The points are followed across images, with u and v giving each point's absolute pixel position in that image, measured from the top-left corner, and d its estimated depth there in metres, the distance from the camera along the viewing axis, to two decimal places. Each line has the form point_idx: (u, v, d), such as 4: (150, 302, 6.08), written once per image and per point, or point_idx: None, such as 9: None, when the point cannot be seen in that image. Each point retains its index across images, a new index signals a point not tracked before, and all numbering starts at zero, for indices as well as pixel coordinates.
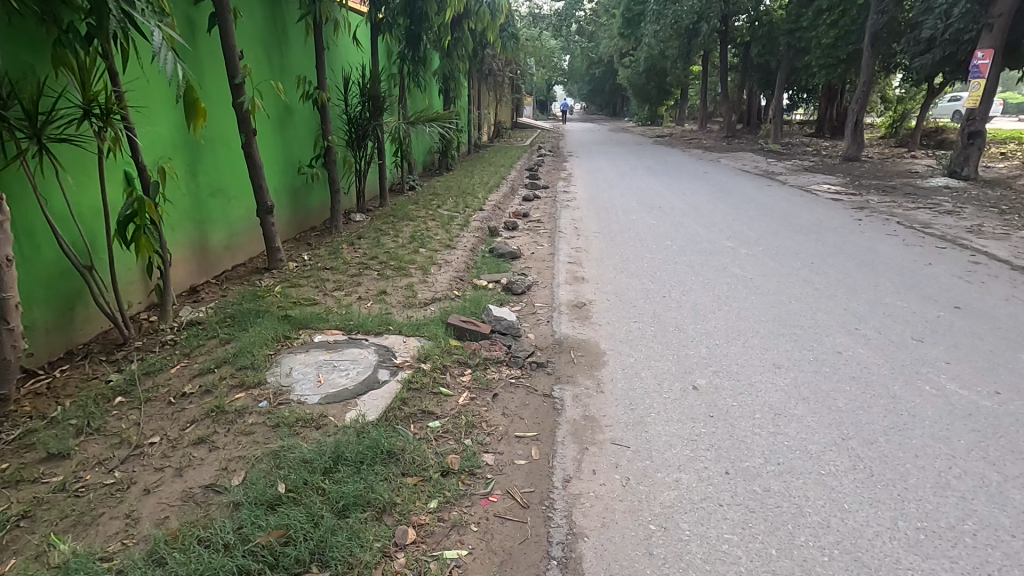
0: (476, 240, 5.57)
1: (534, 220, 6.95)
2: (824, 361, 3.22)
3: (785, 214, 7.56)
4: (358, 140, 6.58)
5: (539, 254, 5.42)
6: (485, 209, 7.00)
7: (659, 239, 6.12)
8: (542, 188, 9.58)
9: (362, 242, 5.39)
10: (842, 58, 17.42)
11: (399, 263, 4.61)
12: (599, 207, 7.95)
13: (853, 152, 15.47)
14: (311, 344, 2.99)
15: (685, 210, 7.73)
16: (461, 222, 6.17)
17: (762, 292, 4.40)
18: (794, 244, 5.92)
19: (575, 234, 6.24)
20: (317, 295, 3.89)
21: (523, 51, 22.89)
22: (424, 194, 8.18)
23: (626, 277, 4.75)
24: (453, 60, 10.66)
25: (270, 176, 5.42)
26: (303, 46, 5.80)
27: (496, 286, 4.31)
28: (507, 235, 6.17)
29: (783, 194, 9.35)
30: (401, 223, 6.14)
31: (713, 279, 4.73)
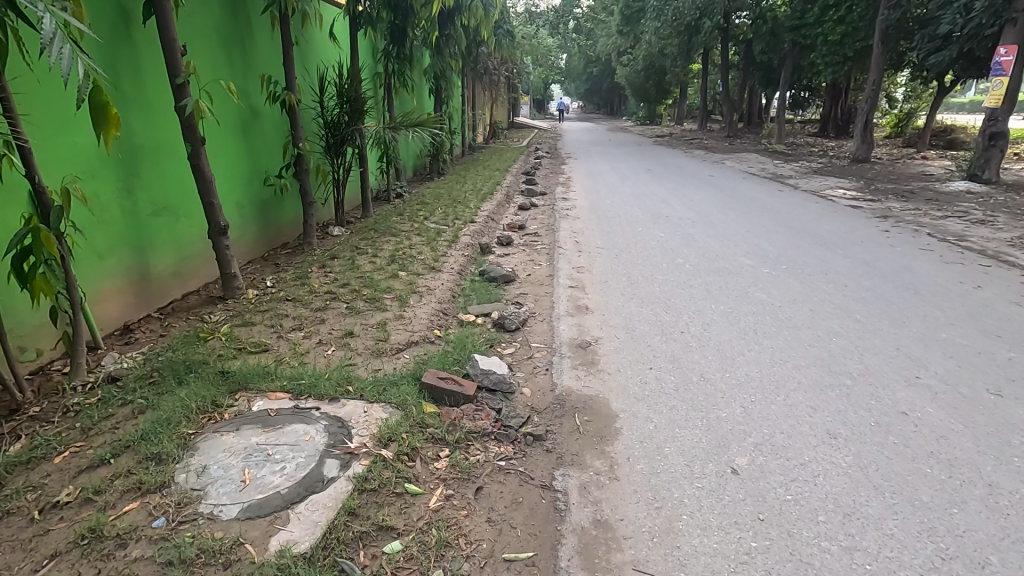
0: (465, 260, 4.94)
1: (531, 234, 6.32)
2: (889, 428, 2.59)
3: (804, 224, 6.94)
4: (336, 145, 5.94)
5: (535, 276, 4.79)
6: (477, 221, 6.38)
7: (670, 256, 5.49)
8: (539, 195, 8.96)
9: (335, 264, 4.75)
10: (849, 55, 16.83)
11: (374, 292, 3.97)
12: (601, 217, 7.33)
13: (862, 154, 14.87)
14: (245, 418, 2.33)
15: (695, 221, 7.11)
16: (449, 238, 5.54)
17: (795, 325, 3.78)
18: (820, 262, 5.30)
19: (575, 250, 5.62)
20: (270, 337, 3.25)
21: (519, 50, 22.29)
22: (412, 203, 7.53)
23: (636, 306, 4.13)
24: (444, 58, 10.04)
25: (233, 188, 4.78)
26: (269, 41, 5.17)
27: (486, 321, 3.68)
28: (500, 251, 5.55)
29: (797, 200, 8.74)
30: (382, 239, 5.50)
31: (737, 308, 4.10)
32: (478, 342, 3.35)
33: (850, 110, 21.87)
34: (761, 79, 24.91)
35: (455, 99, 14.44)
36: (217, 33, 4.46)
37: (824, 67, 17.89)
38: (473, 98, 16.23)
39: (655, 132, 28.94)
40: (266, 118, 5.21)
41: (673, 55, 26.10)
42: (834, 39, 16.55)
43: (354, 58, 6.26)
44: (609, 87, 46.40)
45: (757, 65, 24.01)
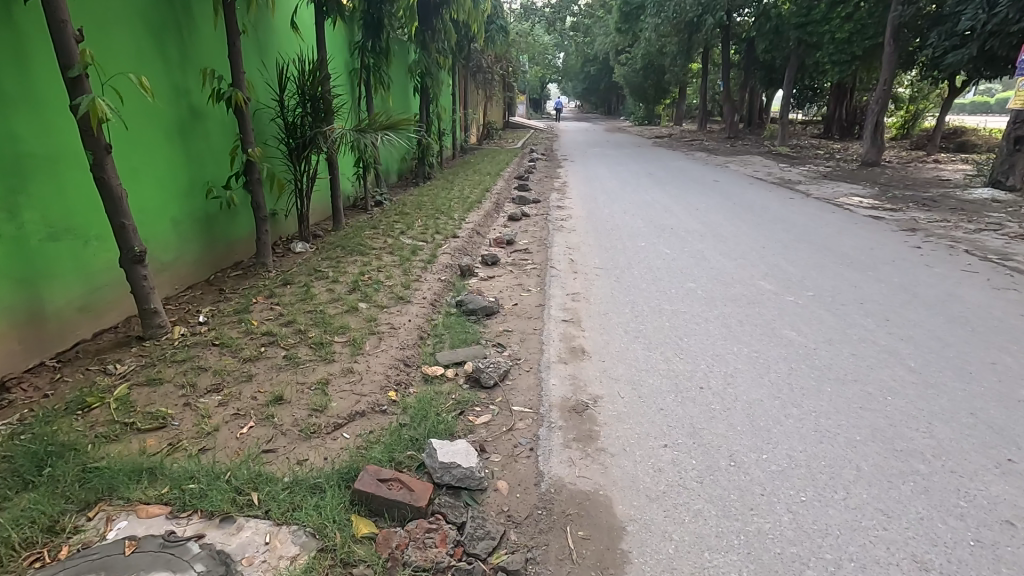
0: (440, 286, 4.23)
1: (520, 250, 5.62)
2: (998, 552, 1.89)
3: (824, 240, 6.24)
4: (297, 150, 5.23)
5: (523, 306, 4.09)
6: (460, 235, 5.67)
7: (678, 279, 4.79)
8: (532, 203, 8.26)
9: (287, 292, 4.04)
10: (857, 54, 16.17)
11: (324, 334, 3.26)
12: (600, 230, 6.63)
13: (872, 157, 14.21)
14: (86, 559, 1.63)
15: (702, 234, 6.44)
16: (425, 258, 4.82)
17: (840, 379, 3.07)
18: (852, 287, 4.60)
19: (570, 272, 4.92)
20: (174, 403, 2.52)
21: (514, 47, 21.59)
22: (389, 213, 6.79)
23: (642, 350, 3.42)
24: (431, 54, 9.33)
25: (165, 202, 4.06)
26: (214, 32, 4.47)
27: (458, 374, 2.97)
28: (484, 273, 4.84)
29: (813, 209, 8.06)
30: (348, 258, 4.77)
31: (764, 353, 3.39)
32: (445, 407, 2.64)
33: (855, 111, 21.23)
34: (763, 79, 24.27)
35: (445, 97, 13.74)
36: (143, 19, 3.76)
37: (831, 66, 17.22)
38: (465, 97, 15.52)
39: (653, 133, 28.29)
40: (211, 119, 4.50)
41: (674, 54, 25.44)
42: (842, 37, 15.88)
43: (320, 51, 5.58)
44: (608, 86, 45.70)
45: (759, 64, 23.39)
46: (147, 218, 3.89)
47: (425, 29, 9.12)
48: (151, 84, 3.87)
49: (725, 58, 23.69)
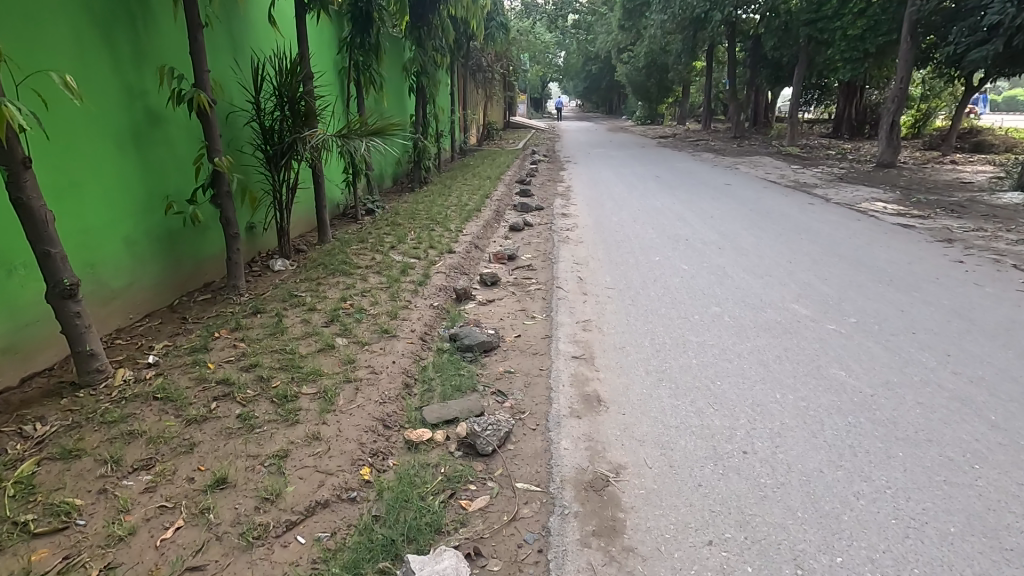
0: (432, 315, 3.71)
1: (523, 267, 5.11)
2: None
3: (854, 252, 5.72)
4: (274, 157, 4.71)
5: (527, 339, 3.57)
6: (456, 251, 5.15)
7: (701, 303, 4.27)
8: (535, 210, 7.74)
9: (255, 323, 3.52)
10: (870, 51, 15.63)
11: (291, 383, 2.74)
12: (608, 242, 6.12)
13: (887, 158, 13.68)
14: None
15: (720, 246, 5.92)
16: (416, 279, 4.31)
17: (912, 441, 2.53)
18: (898, 312, 4.08)
19: (579, 294, 4.40)
20: (87, 488, 1.99)
21: (515, 45, 21.07)
22: (379, 224, 6.28)
23: (667, 398, 2.90)
24: (427, 51, 8.80)
25: (115, 220, 3.53)
26: (175, 26, 3.95)
27: (449, 437, 2.44)
28: (483, 295, 4.33)
29: (835, 216, 7.55)
30: (330, 281, 4.25)
31: (814, 402, 2.86)
32: (431, 487, 2.12)
33: (865, 110, 20.69)
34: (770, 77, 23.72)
35: (443, 97, 13.21)
36: (85, 9, 3.24)
37: (843, 64, 16.66)
38: (464, 96, 14.99)
39: (656, 132, 27.83)
40: (173, 125, 3.98)
41: (678, 51, 24.88)
42: (856, 33, 15.33)
43: (300, 48, 5.06)
44: (609, 85, 45.14)
45: (766, 62, 22.83)
46: (94, 240, 3.37)
47: (420, 25, 8.58)
48: (97, 85, 3.35)
49: (731, 56, 23.13)
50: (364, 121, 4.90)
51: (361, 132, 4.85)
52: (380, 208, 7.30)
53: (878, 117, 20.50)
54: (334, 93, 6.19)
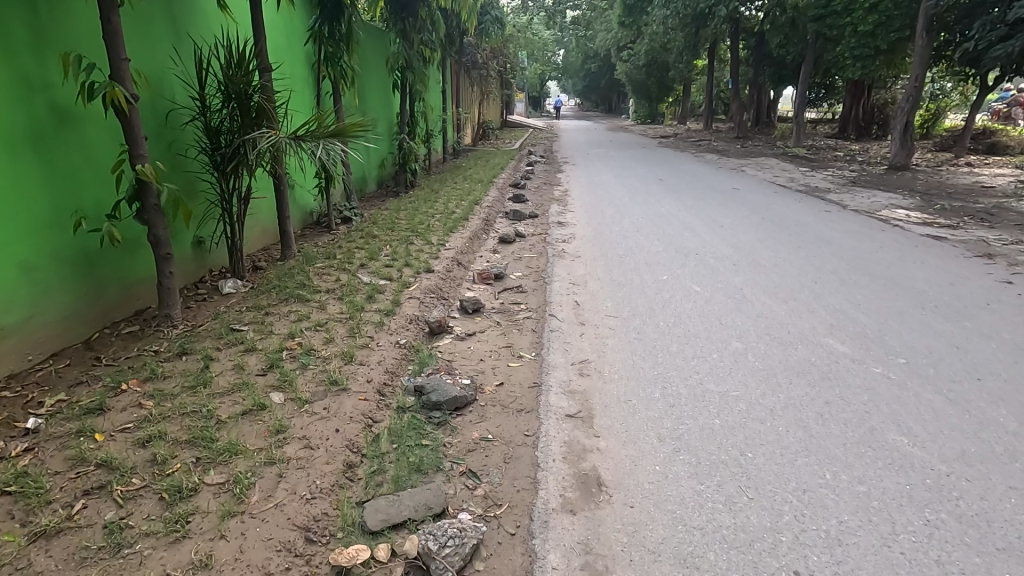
0: (396, 358, 3.06)
1: (512, 288, 4.47)
2: None
3: (885, 269, 5.08)
4: (221, 163, 4.06)
5: (510, 388, 2.93)
6: (435, 269, 4.51)
7: (718, 337, 3.62)
8: (529, 218, 7.10)
9: (177, 369, 2.86)
10: (880, 48, 15.00)
11: (194, 466, 2.07)
12: (610, 256, 5.48)
13: (900, 160, 13.06)
14: None
15: (734, 261, 5.29)
16: (384, 308, 3.67)
17: (1020, 555, 1.89)
18: (953, 350, 3.43)
19: (575, 325, 3.77)
20: None
21: (512, 41, 20.44)
22: (354, 236, 5.63)
23: (687, 480, 2.25)
24: (413, 43, 8.15)
25: (6, 244, 2.86)
26: (88, 7, 3.28)
27: (395, 555, 1.80)
28: (463, 326, 3.69)
29: (856, 225, 6.91)
30: (281, 311, 3.59)
31: (876, 487, 2.21)
32: None
33: (873, 109, 20.02)
34: (773, 76, 23.12)
35: (435, 94, 12.59)
36: None
37: (852, 61, 16.03)
38: (457, 94, 14.35)
39: (657, 132, 27.25)
40: (88, 126, 3.31)
41: (679, 49, 24.28)
42: (866, 30, 14.70)
43: (255, 37, 4.41)
44: (609, 84, 44.45)
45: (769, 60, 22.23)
46: None
47: (405, 16, 7.95)
48: None
49: (734, 54, 22.53)
50: (327, 121, 4.24)
51: (323, 135, 4.19)
52: (361, 216, 6.66)
53: (886, 117, 19.78)
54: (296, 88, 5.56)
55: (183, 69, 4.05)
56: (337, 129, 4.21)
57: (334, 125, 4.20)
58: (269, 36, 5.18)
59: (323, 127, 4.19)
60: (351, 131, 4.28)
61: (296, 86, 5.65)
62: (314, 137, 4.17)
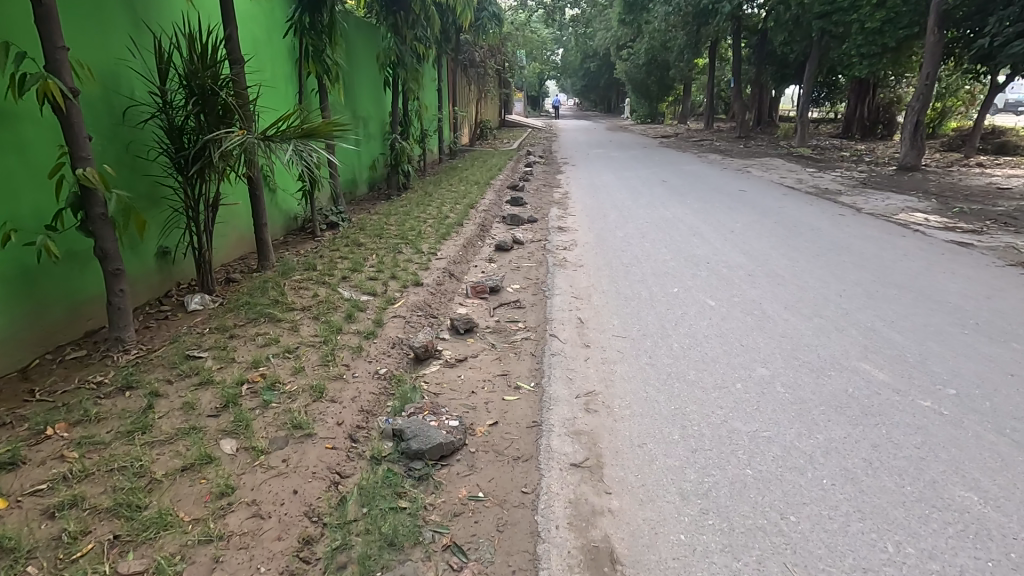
0: (374, 393, 2.66)
1: (509, 303, 4.07)
2: None
3: (914, 281, 4.68)
4: (185, 167, 3.65)
5: (505, 429, 2.52)
6: (424, 283, 4.11)
7: (741, 363, 3.22)
8: (528, 223, 6.70)
9: (116, 409, 2.45)
10: (888, 45, 14.62)
11: (109, 550, 1.66)
12: (614, 265, 5.08)
13: (910, 160, 12.67)
14: None
15: (748, 272, 4.89)
16: (363, 329, 3.26)
17: None
18: (1009, 378, 3.02)
19: (579, 348, 3.36)
20: None
21: (510, 39, 20.05)
22: (339, 244, 5.22)
23: (720, 556, 1.84)
24: (405, 38, 7.75)
25: None
26: None
27: None
28: (454, 350, 3.28)
29: (875, 231, 6.52)
30: (248, 333, 3.19)
31: (951, 566, 1.81)
32: None
33: (878, 108, 19.69)
34: (775, 75, 22.76)
35: (430, 93, 12.18)
36: None
37: (859, 59, 15.64)
38: (453, 93, 13.94)
39: (657, 132, 26.88)
40: (22, 126, 2.89)
41: (680, 47, 23.90)
42: (873, 26, 14.31)
43: (225, 26, 3.99)
44: (608, 83, 44.05)
45: (772, 58, 21.86)
46: None
47: (395, 9, 7.57)
48: None
49: (736, 52, 22.15)
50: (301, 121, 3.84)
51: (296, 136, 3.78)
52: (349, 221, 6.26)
53: (891, 117, 19.63)
54: (268, 81, 5.19)
55: (144, 62, 3.64)
56: (312, 130, 3.80)
57: (309, 125, 3.79)
58: (240, 28, 4.82)
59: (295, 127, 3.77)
60: (328, 132, 3.87)
61: (272, 83, 5.31)
62: (286, 138, 3.76)
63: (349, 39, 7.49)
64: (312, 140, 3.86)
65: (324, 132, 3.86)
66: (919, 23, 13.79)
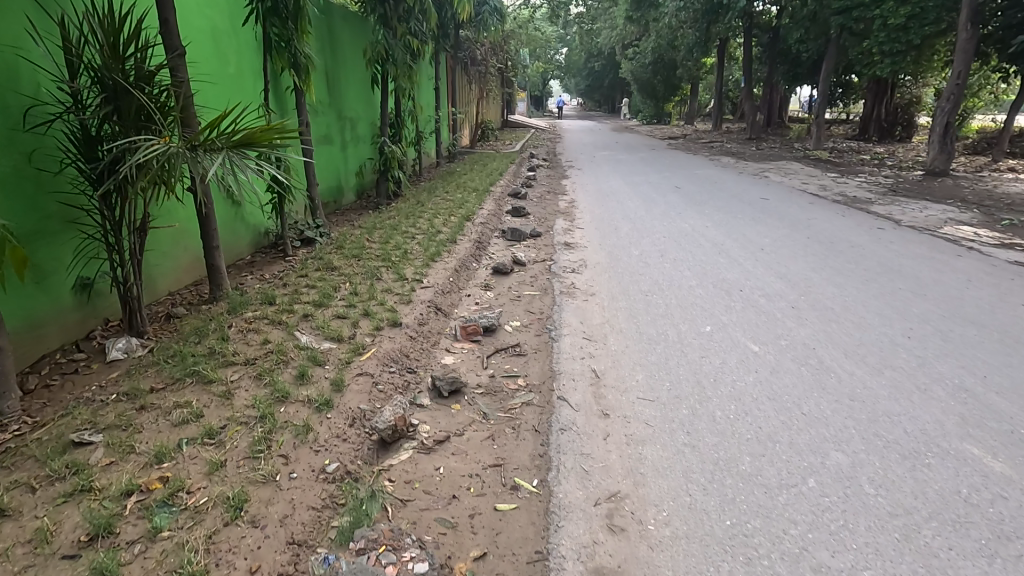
0: (314, 509, 1.90)
1: (507, 348, 3.33)
2: None
3: (994, 316, 3.91)
4: (99, 183, 2.90)
5: (495, 569, 1.78)
6: (404, 323, 3.37)
7: (808, 446, 2.45)
8: (530, 239, 5.95)
9: None
10: (912, 43, 13.84)
11: None
12: (632, 293, 4.34)
13: (940, 165, 11.88)
14: None
15: (791, 305, 4.12)
16: (315, 398, 2.50)
17: None
18: None
19: (596, 419, 2.61)
20: None
21: (512, 37, 19.36)
22: (309, 268, 4.46)
23: None
24: (396, 30, 7.04)
25: None
26: None
27: None
28: (434, 422, 2.54)
29: (924, 248, 5.76)
30: (166, 402, 2.44)
31: None
32: None
33: (897, 109, 18.96)
34: (787, 74, 22.01)
35: (427, 93, 11.47)
36: None
37: (880, 57, 14.87)
38: (452, 92, 13.20)
39: (664, 133, 26.14)
40: None
41: (689, 45, 23.13)
42: (896, 23, 13.54)
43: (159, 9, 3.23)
44: (613, 83, 43.31)
45: (784, 57, 21.11)
46: None
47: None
48: None
49: (747, 51, 21.37)
50: (238, 126, 3.02)
51: (229, 144, 2.95)
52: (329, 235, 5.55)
53: (910, 118, 18.86)
54: (216, 81, 4.46)
55: (50, 51, 2.89)
56: (249, 136, 2.96)
57: (245, 130, 2.96)
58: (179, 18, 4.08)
59: (229, 133, 2.95)
60: (272, 139, 3.04)
61: (229, 79, 4.65)
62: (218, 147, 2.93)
63: (332, 32, 6.83)
64: (251, 149, 3.03)
65: (266, 139, 3.03)
66: (946, 19, 13.02)
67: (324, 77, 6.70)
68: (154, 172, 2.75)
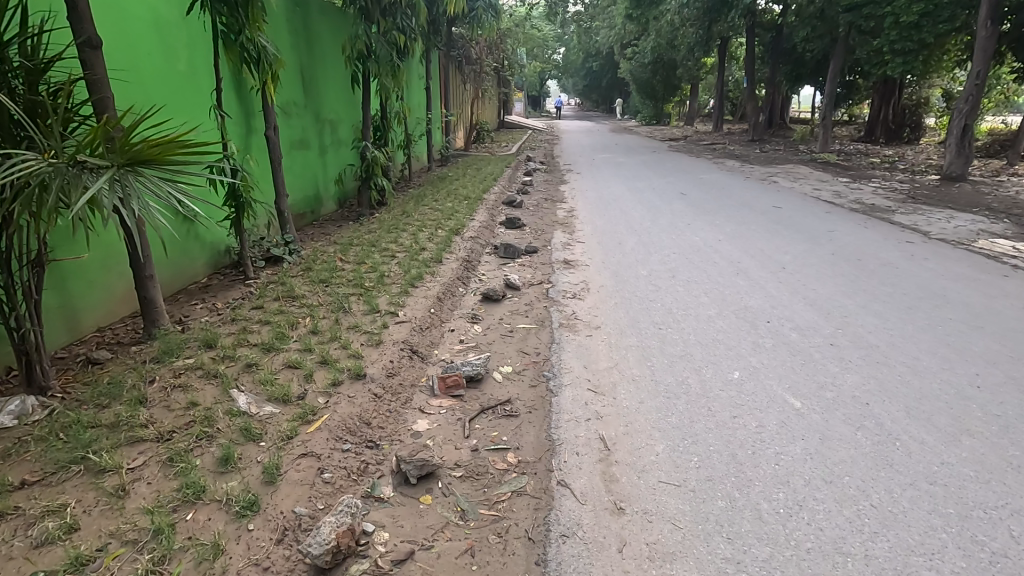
0: None
1: (495, 405, 2.73)
2: None
3: None
4: None
5: None
6: (369, 375, 2.76)
7: (890, 562, 1.85)
8: (526, 255, 5.35)
9: None
10: (925, 41, 13.29)
11: None
12: (642, 326, 3.74)
13: (957, 170, 11.31)
14: None
15: (829, 343, 3.52)
16: (236, 497, 1.89)
17: None
18: None
19: (608, 520, 2.01)
20: None
21: (509, 35, 18.82)
22: (268, 296, 3.85)
23: None
24: (377, 23, 6.45)
25: None
26: None
27: None
28: (395, 525, 1.93)
29: (964, 267, 5.17)
30: (34, 507, 1.83)
31: None
32: None
33: (904, 110, 18.43)
34: (790, 74, 21.50)
35: (418, 92, 10.85)
36: None
37: (890, 56, 14.31)
38: (446, 92, 12.60)
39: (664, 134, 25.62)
40: None
41: (690, 44, 22.55)
42: (908, 21, 13.00)
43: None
44: (612, 84, 42.79)
45: (788, 57, 20.60)
46: None
47: None
48: None
49: (750, 50, 20.82)
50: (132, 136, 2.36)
51: (119, 160, 2.29)
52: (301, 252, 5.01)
53: (918, 120, 18.32)
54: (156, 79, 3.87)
55: None
56: (143, 152, 2.31)
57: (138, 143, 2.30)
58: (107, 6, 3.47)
59: (117, 147, 2.28)
60: (175, 154, 2.40)
61: (179, 78, 4.10)
62: (106, 162, 2.29)
63: (310, 25, 6.24)
64: (148, 168, 2.38)
65: (167, 155, 2.38)
66: (961, 17, 12.48)
67: (299, 76, 6.12)
68: (19, 203, 2.08)
